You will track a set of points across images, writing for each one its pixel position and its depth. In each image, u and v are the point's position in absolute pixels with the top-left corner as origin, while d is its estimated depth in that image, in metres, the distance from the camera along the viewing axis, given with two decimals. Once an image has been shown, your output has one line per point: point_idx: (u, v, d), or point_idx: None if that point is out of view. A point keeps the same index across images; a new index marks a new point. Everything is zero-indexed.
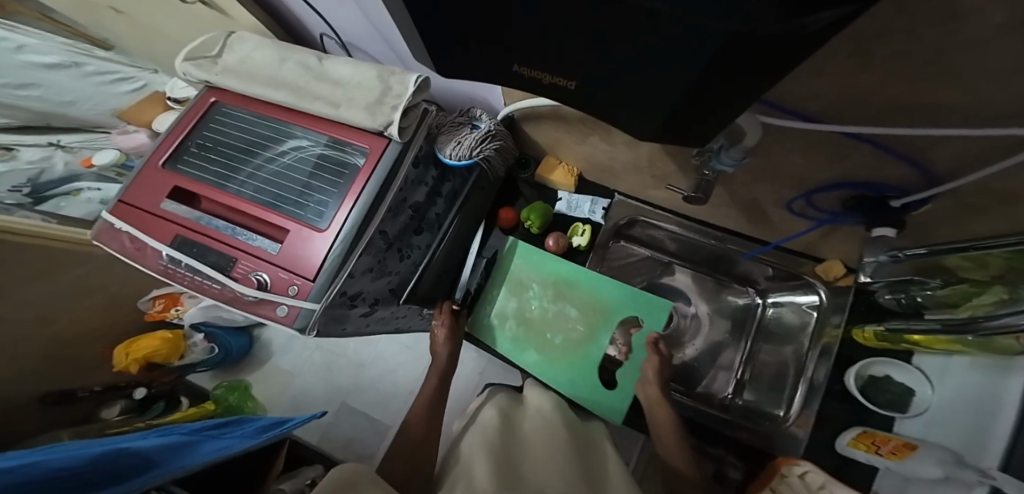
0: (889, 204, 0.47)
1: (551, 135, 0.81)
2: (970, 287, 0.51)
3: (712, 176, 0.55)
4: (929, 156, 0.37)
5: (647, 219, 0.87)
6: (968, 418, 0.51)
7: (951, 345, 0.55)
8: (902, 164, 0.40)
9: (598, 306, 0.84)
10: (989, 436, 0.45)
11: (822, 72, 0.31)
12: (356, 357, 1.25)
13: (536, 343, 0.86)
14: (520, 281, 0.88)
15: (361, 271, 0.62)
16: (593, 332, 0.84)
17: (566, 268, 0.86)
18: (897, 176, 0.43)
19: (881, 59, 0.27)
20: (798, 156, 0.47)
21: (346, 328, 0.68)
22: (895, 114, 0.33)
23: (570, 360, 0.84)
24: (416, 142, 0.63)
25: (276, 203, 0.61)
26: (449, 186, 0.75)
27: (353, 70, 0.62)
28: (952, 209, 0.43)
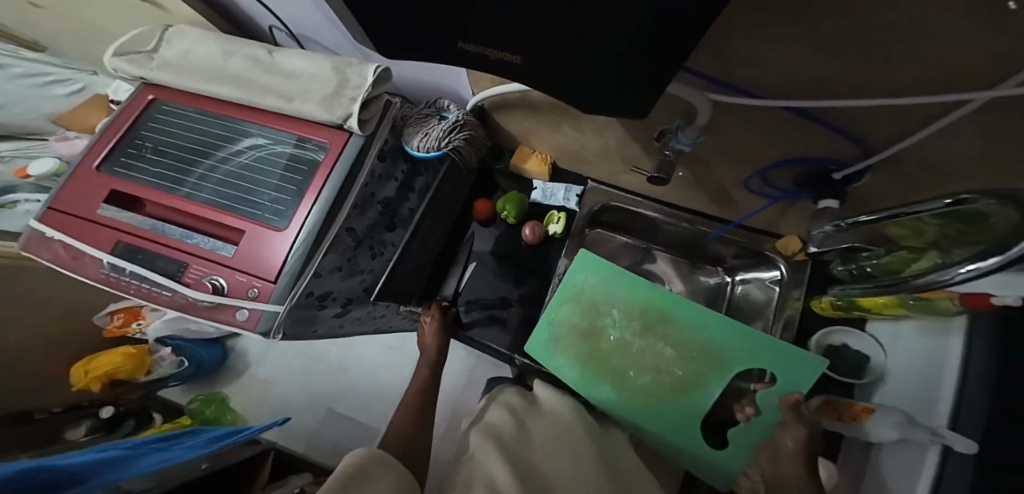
0: (834, 177, 0.49)
1: (520, 124, 0.81)
2: (909, 254, 0.54)
3: (673, 156, 0.57)
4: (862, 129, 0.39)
5: (620, 204, 0.87)
6: (915, 377, 0.54)
7: (897, 309, 0.57)
8: (840, 139, 0.42)
9: (702, 345, 0.70)
10: (936, 398, 0.49)
11: (756, 49, 0.32)
12: (337, 360, 1.22)
13: (617, 382, 0.73)
14: (595, 304, 0.77)
15: (328, 271, 0.60)
16: (694, 378, 0.70)
17: (656, 295, 0.74)
18: (840, 151, 0.44)
19: (803, 38, 0.28)
20: (748, 133, 0.48)
21: (316, 329, 0.68)
22: (829, 89, 0.34)
23: (659, 404, 0.71)
24: (381, 135, 0.61)
25: (229, 205, 0.58)
26: (422, 180, 0.73)
27: (306, 62, 0.59)
28: (889, 181, 0.46)
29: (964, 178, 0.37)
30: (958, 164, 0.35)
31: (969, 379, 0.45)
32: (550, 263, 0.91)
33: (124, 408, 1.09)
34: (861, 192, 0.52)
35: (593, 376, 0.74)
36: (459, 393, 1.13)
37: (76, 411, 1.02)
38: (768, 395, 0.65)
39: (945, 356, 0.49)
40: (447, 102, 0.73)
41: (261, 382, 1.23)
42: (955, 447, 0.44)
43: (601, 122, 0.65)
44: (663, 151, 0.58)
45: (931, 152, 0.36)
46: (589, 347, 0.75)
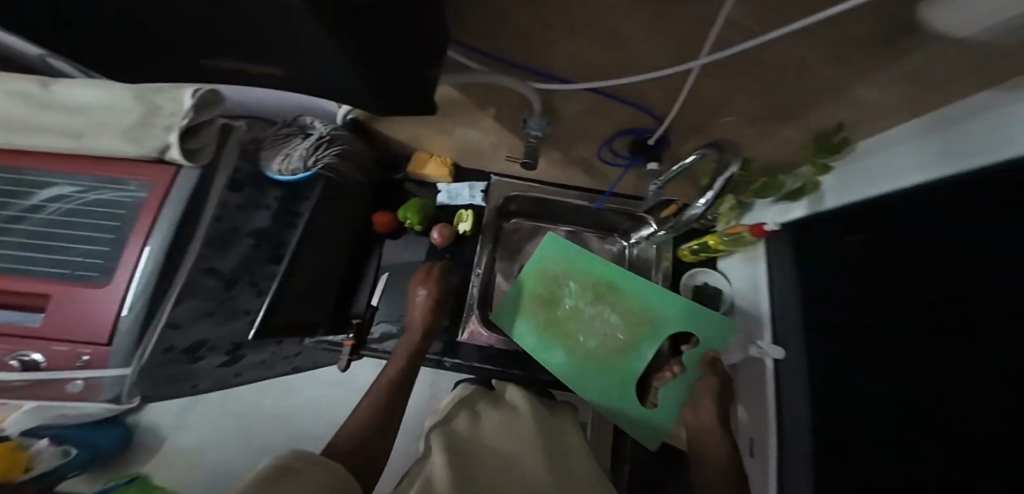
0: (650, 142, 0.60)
1: (406, 132, 0.79)
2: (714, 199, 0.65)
3: (536, 140, 0.63)
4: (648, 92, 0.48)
5: (522, 193, 0.89)
6: (745, 300, 0.72)
7: (723, 247, 0.70)
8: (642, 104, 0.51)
9: (637, 308, 0.75)
10: (762, 317, 0.67)
11: (542, 22, 0.37)
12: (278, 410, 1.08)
13: (569, 348, 0.76)
14: (553, 275, 0.80)
15: (192, 320, 0.54)
16: (631, 344, 0.74)
17: (609, 268, 0.78)
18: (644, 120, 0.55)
19: (572, 9, 0.35)
20: (582, 108, 0.55)
21: (195, 383, 0.65)
22: (613, 60, 0.42)
23: (601, 367, 0.74)
24: (231, 164, 0.54)
25: (15, 268, 0.47)
26: (301, 205, 0.66)
27: (91, 91, 0.46)
28: (685, 134, 0.57)
29: (735, 109, 0.47)
30: (718, 100, 0.46)
31: (784, 302, 0.62)
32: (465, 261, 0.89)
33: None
34: (686, 148, 0.61)
35: (544, 348, 0.77)
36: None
37: None
38: (693, 354, 0.71)
39: (762, 281, 0.68)
40: (311, 118, 0.65)
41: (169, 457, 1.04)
42: (777, 357, 0.61)
43: (474, 117, 0.67)
44: (527, 137, 0.63)
45: (706, 95, 0.46)
46: (550, 316, 0.78)
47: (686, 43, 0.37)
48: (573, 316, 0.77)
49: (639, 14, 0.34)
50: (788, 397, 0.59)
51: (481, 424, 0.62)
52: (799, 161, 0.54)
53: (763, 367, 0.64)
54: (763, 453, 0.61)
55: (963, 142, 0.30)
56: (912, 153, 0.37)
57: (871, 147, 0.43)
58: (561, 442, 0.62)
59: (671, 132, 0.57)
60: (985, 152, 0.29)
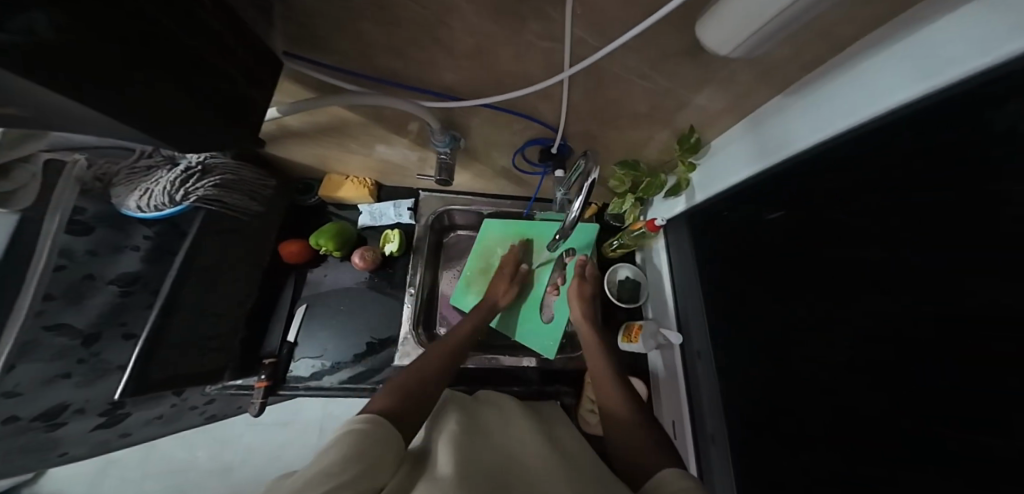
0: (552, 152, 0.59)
1: (309, 153, 0.71)
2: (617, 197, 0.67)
3: (448, 155, 0.60)
4: (538, 102, 0.48)
5: (456, 207, 0.85)
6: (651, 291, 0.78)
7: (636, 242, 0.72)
8: (532, 119, 0.52)
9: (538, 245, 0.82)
10: (666, 305, 0.73)
11: (406, 27, 0.35)
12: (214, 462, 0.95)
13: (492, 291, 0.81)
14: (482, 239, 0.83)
15: (38, 385, 0.47)
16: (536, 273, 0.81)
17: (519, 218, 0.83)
18: (546, 131, 0.55)
19: (433, 21, 0.34)
20: (482, 122, 0.54)
21: (64, 453, 0.57)
22: (489, 78, 0.43)
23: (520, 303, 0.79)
24: (64, 208, 0.48)
25: None
26: (171, 240, 0.56)
27: None
28: (586, 141, 0.58)
29: (623, 111, 0.49)
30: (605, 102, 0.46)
31: (686, 289, 0.69)
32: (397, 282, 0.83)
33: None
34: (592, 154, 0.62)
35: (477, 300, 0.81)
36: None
37: None
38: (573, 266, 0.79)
39: (664, 273, 0.75)
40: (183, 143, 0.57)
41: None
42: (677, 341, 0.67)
43: (379, 135, 0.63)
44: (438, 153, 0.60)
45: (591, 106, 0.48)
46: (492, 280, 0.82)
47: (547, 58, 0.38)
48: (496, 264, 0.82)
49: (493, 32, 0.35)
50: (700, 379, 0.65)
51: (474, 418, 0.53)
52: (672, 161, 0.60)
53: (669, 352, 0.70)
54: (685, 437, 0.65)
55: (859, 97, 0.33)
56: (792, 124, 0.40)
57: (745, 125, 0.47)
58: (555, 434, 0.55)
59: (568, 139, 0.57)
60: (874, 101, 0.31)
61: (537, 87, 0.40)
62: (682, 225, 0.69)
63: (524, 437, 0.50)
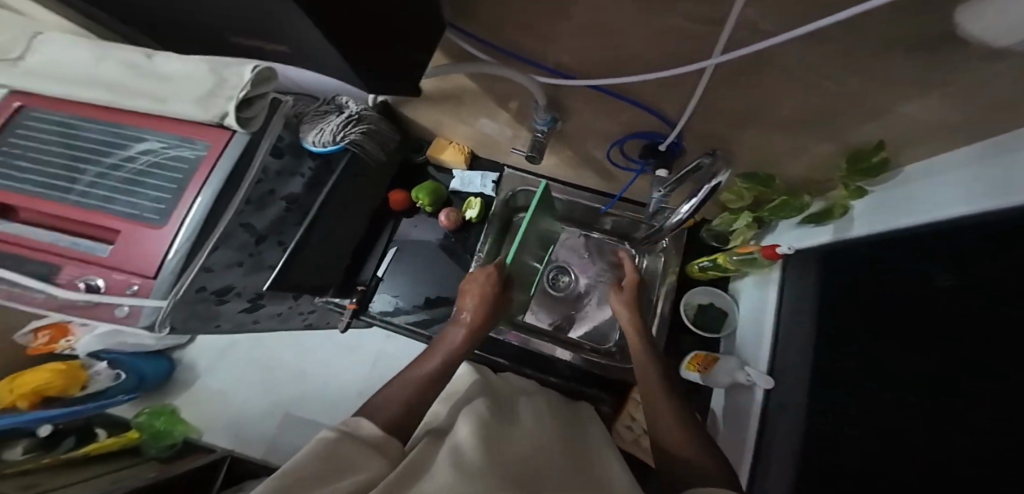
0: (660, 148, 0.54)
1: (429, 116, 0.79)
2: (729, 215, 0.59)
3: (544, 135, 0.59)
4: (662, 95, 0.43)
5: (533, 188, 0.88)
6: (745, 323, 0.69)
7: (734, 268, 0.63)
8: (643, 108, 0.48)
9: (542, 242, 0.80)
10: (760, 342, 0.64)
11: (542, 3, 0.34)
12: (296, 368, 1.30)
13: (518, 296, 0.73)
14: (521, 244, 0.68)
15: (225, 265, 0.64)
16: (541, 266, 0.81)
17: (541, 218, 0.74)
18: (654, 122, 0.51)
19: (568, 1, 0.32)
20: (588, 105, 0.52)
21: (219, 324, 0.71)
22: (612, 57, 0.40)
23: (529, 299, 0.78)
24: (272, 136, 0.65)
25: (105, 204, 0.59)
26: (332, 177, 0.78)
27: (182, 64, 0.61)
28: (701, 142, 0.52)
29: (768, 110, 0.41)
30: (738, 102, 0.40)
31: (786, 328, 0.59)
32: (468, 247, 0.91)
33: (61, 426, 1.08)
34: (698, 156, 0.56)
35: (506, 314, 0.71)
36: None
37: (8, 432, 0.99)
38: None
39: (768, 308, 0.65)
40: (347, 100, 0.77)
41: (212, 393, 1.31)
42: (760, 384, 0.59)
43: (487, 108, 0.66)
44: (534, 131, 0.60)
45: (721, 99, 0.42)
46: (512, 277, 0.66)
47: (687, 43, 0.34)
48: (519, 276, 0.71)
49: (631, 9, 0.31)
50: (778, 436, 0.56)
51: (501, 398, 0.62)
52: (828, 182, 0.51)
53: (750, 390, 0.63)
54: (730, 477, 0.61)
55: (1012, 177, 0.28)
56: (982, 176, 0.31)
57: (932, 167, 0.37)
58: (572, 428, 0.62)
59: (683, 139, 0.52)
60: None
61: (669, 72, 0.37)
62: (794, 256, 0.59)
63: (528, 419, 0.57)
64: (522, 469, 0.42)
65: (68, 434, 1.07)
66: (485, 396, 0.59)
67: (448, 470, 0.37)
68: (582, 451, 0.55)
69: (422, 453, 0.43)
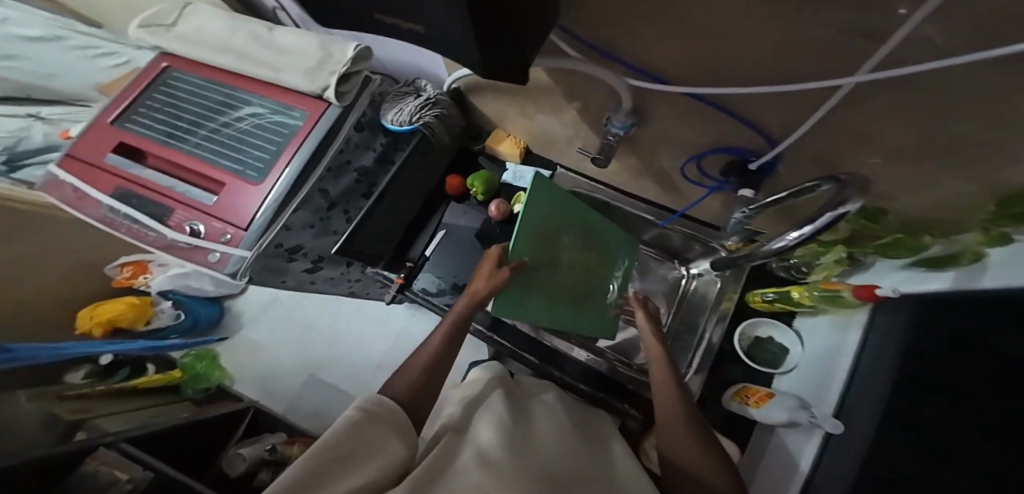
0: (750, 168, 0.48)
1: (497, 106, 0.81)
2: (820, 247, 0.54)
3: (615, 140, 0.54)
4: (764, 112, 0.39)
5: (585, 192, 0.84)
6: (811, 365, 0.59)
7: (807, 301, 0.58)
8: (741, 123, 0.42)
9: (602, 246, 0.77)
10: (830, 383, 0.54)
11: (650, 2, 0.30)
12: (327, 331, 1.37)
13: (564, 298, 0.70)
14: (550, 236, 0.65)
15: (301, 226, 0.68)
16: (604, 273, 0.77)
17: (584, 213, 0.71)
18: (751, 140, 0.44)
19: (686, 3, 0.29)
20: (671, 117, 0.47)
21: (284, 280, 0.74)
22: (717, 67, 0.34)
23: (586, 304, 0.74)
24: (358, 111, 0.71)
25: (218, 160, 0.68)
26: (400, 154, 0.81)
27: (297, 38, 0.69)
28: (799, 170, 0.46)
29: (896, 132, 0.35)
30: None
31: (859, 377, 0.51)
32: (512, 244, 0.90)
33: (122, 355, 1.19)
34: (792, 180, 0.50)
35: (551, 311, 0.68)
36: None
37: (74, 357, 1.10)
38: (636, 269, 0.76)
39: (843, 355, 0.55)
40: (425, 83, 0.81)
41: (249, 346, 1.41)
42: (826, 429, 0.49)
43: (557, 104, 0.66)
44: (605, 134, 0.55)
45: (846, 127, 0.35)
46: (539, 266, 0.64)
47: (821, 62, 0.28)
48: (557, 271, 0.68)
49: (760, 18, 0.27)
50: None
51: (521, 404, 0.59)
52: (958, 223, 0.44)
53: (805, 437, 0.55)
54: None
55: None
56: None
57: None
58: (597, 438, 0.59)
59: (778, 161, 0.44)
60: None
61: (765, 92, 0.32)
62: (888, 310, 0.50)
63: (545, 424, 0.54)
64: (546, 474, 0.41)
65: (124, 365, 1.16)
66: (505, 400, 0.56)
67: (479, 472, 0.37)
68: (606, 463, 0.52)
69: (443, 451, 0.43)
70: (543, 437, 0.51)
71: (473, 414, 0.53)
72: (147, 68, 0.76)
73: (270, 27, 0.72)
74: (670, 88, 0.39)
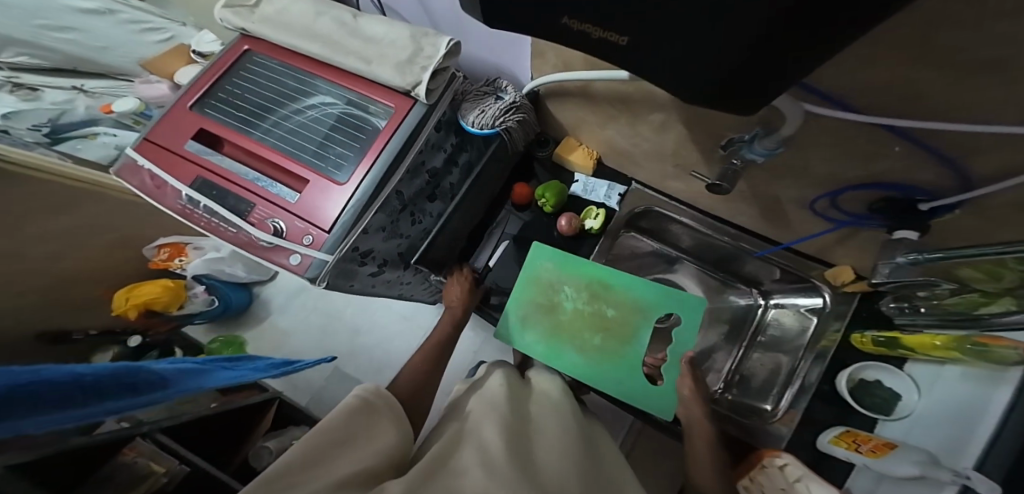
0: (917, 208, 0.44)
1: (577, 114, 0.77)
2: (980, 297, 0.46)
3: (740, 166, 0.51)
4: (972, 157, 0.34)
5: (660, 210, 0.83)
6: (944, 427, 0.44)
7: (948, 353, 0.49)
8: (933, 161, 0.36)
9: (630, 300, 0.75)
10: (968, 441, 0.39)
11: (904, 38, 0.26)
12: (352, 323, 1.34)
13: (574, 343, 0.74)
14: (550, 286, 0.77)
15: (375, 230, 0.64)
16: (636, 333, 0.73)
17: (597, 267, 0.77)
18: (931, 178, 0.39)
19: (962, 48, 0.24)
20: (830, 146, 0.42)
21: (353, 285, 0.70)
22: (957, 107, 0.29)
23: (612, 362, 0.72)
24: (441, 110, 0.66)
25: (297, 154, 0.64)
26: (465, 156, 0.77)
27: (385, 28, 0.65)
28: (975, 219, 0.41)
29: None
30: None
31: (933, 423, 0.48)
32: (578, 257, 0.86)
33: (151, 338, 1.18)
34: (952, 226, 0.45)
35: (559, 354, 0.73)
36: (458, 366, 1.14)
37: (108, 335, 1.13)
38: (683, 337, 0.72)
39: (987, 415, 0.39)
40: (506, 83, 0.76)
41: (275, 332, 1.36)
42: (977, 491, 0.33)
43: (661, 118, 0.61)
44: (728, 159, 0.52)
45: None
46: (539, 309, 0.76)
47: None
48: (563, 315, 0.75)
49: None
50: None
51: (520, 397, 0.61)
52: None
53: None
54: None
55: None
56: None
57: None
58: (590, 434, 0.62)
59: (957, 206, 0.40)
60: None
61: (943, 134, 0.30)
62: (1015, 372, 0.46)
63: (546, 418, 0.57)
64: (537, 473, 0.45)
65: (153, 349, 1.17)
66: (506, 394, 0.58)
67: (478, 474, 0.41)
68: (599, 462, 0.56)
69: (447, 446, 0.48)
70: (543, 432, 0.53)
71: (477, 410, 0.55)
72: (223, 50, 0.73)
73: (353, 12, 0.68)
74: (857, 118, 0.35)
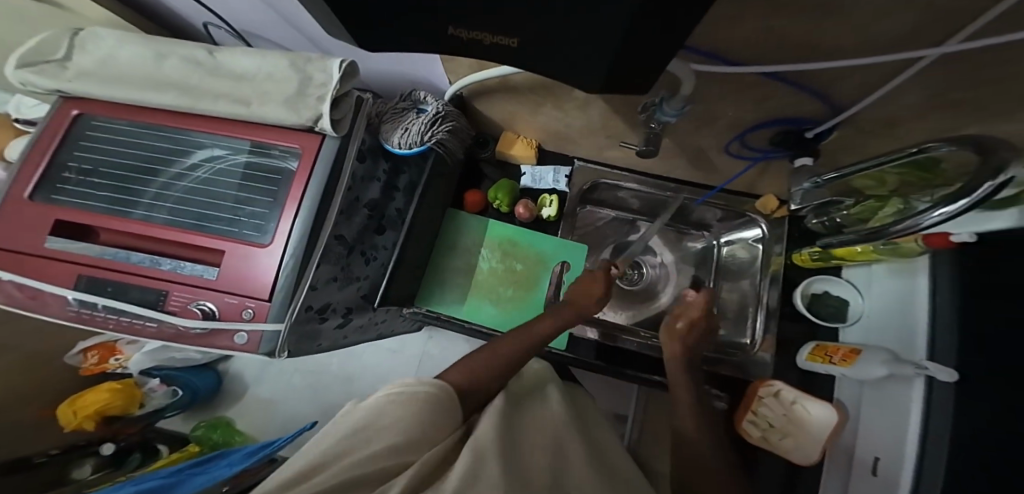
0: (805, 136, 0.47)
1: (505, 109, 0.76)
2: (874, 202, 0.54)
3: (659, 128, 0.52)
4: (833, 87, 0.36)
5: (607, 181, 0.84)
6: (890, 326, 0.55)
7: (868, 256, 0.56)
8: (807, 94, 0.39)
9: (532, 254, 0.87)
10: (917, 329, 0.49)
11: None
12: (341, 371, 1.27)
13: (489, 297, 0.86)
14: (466, 250, 0.88)
15: (325, 282, 0.61)
16: (535, 282, 0.86)
17: (507, 229, 0.87)
18: (809, 108, 0.42)
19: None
20: (726, 93, 0.43)
21: (320, 343, 0.67)
22: (805, 45, 0.30)
23: (519, 305, 0.85)
24: (359, 137, 0.62)
25: (199, 223, 0.58)
26: (405, 178, 0.75)
27: (257, 61, 0.59)
28: (856, 135, 0.45)
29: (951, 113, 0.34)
30: (928, 98, 0.33)
31: (905, 325, 0.52)
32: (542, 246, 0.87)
33: (124, 442, 1.10)
34: (851, 146, 0.48)
35: (475, 311, 0.86)
36: None
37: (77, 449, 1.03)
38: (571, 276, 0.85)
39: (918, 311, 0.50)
40: (423, 93, 0.73)
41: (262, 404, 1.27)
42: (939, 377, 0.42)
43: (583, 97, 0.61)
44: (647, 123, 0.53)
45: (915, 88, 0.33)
46: (461, 274, 0.88)
47: (907, 38, 0.26)
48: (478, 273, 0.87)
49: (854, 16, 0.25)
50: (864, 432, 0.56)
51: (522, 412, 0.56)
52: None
53: (909, 394, 0.48)
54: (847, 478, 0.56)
55: None
56: None
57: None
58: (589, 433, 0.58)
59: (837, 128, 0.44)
60: None
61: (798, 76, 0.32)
62: (948, 257, 0.47)
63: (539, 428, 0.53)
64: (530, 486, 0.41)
65: (132, 451, 1.10)
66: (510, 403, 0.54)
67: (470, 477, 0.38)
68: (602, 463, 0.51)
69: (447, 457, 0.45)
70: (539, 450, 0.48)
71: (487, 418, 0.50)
72: (48, 116, 0.63)
73: (212, 48, 0.61)
74: (741, 69, 0.36)
